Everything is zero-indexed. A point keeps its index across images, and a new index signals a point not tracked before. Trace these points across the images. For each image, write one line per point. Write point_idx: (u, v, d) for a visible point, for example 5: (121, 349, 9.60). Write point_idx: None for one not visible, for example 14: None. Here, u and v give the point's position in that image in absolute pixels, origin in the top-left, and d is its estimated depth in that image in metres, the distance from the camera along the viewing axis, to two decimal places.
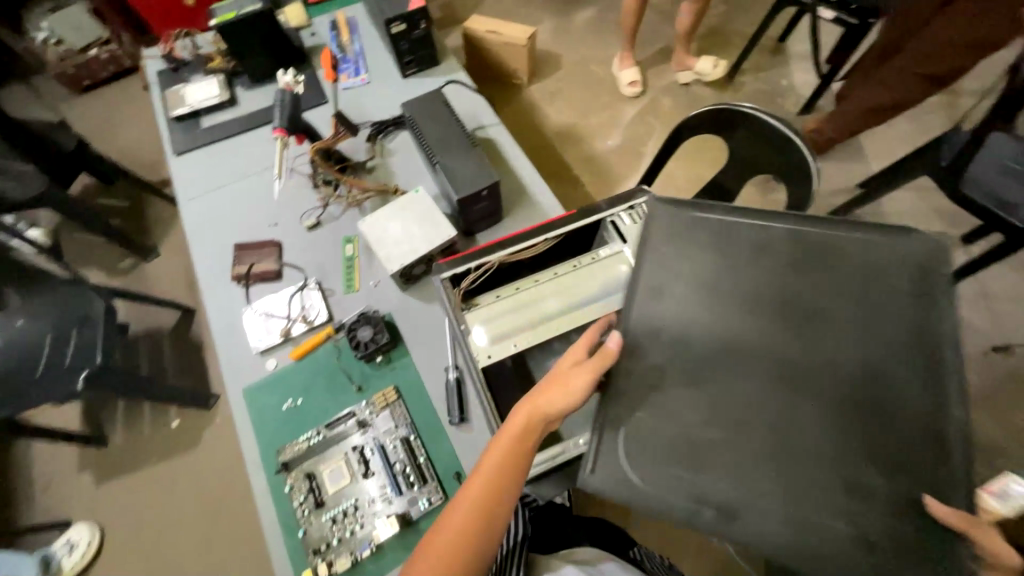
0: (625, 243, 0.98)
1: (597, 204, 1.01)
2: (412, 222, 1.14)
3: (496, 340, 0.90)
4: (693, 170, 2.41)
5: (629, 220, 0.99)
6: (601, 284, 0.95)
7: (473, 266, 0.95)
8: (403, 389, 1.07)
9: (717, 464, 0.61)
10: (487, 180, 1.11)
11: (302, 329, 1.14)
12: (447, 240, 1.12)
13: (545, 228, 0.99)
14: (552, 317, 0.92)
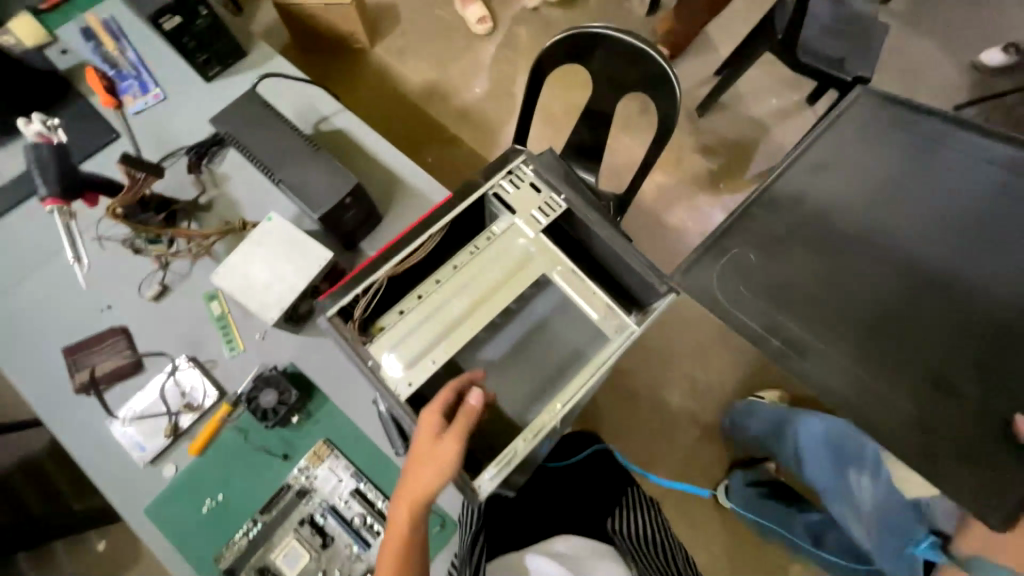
0: (515, 214, 0.90)
1: (473, 180, 0.91)
2: (276, 257, 0.97)
3: (412, 364, 0.81)
4: (567, 100, 2.37)
5: (512, 187, 0.91)
6: (503, 265, 0.88)
7: (360, 291, 0.83)
8: (336, 439, 0.96)
9: (802, 272, 0.86)
10: (346, 185, 0.96)
11: (191, 419, 0.96)
12: (326, 264, 0.98)
13: (427, 223, 0.87)
14: (464, 318, 0.84)
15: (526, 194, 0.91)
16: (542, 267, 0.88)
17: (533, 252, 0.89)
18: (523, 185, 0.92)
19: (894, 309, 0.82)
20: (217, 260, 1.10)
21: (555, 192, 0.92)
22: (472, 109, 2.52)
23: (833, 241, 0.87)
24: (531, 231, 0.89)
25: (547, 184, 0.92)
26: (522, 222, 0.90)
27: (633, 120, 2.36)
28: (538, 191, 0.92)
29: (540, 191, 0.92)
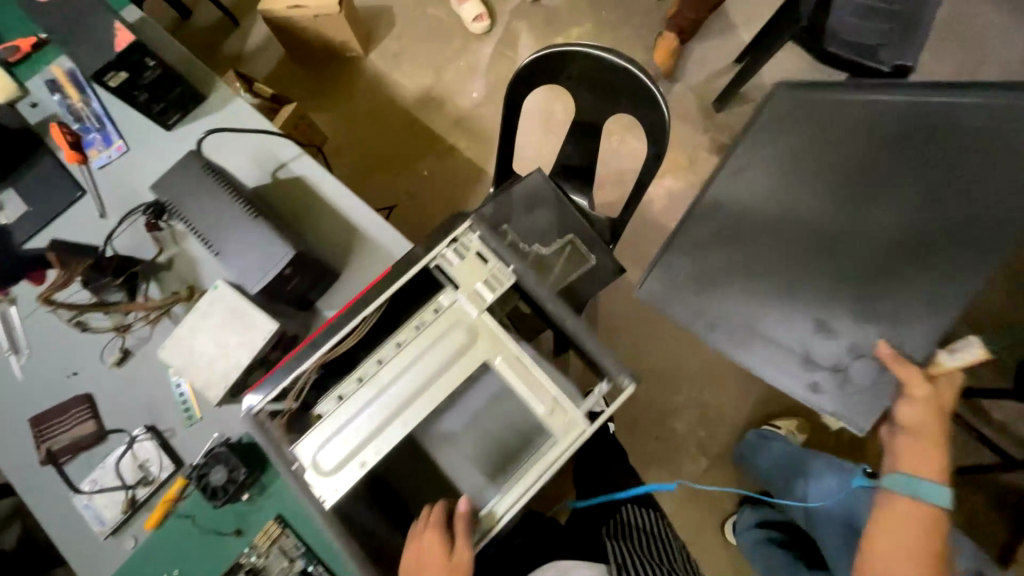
0: (458, 289, 0.82)
1: (413, 251, 0.83)
2: (221, 330, 0.93)
3: (340, 464, 0.75)
4: (567, 103, 2.21)
5: (456, 258, 0.82)
6: (443, 349, 0.79)
7: (289, 384, 0.79)
8: (287, 517, 0.93)
9: (719, 280, 1.18)
10: (285, 257, 0.91)
11: (148, 491, 0.96)
12: (272, 336, 0.93)
13: (361, 304, 0.81)
14: (398, 411, 0.77)
15: (471, 266, 0.82)
16: (484, 352, 0.78)
17: (477, 334, 0.79)
18: (468, 255, 0.83)
19: (814, 253, 1.12)
20: (175, 319, 1.07)
21: (503, 263, 0.82)
22: (468, 115, 2.38)
23: (739, 246, 1.17)
24: (475, 309, 0.80)
25: (495, 253, 0.82)
26: (466, 298, 0.81)
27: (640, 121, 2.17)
28: (485, 262, 0.83)
29: (487, 262, 0.82)
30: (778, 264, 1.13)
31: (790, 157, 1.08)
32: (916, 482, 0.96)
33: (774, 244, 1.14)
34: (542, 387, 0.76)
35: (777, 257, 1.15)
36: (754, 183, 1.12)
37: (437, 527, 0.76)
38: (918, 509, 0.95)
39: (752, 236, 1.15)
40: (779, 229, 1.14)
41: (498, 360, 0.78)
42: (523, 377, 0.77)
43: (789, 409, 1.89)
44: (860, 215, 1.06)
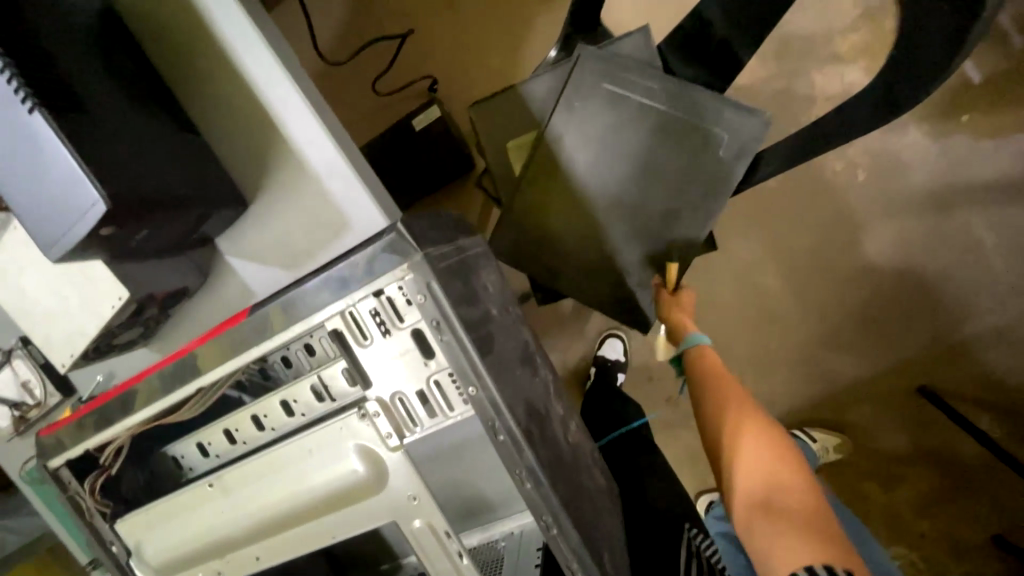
0: (371, 381, 0.47)
1: (303, 288, 0.47)
2: (58, 277, 0.62)
3: (169, 571, 0.54)
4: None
5: (378, 332, 0.46)
6: (326, 480, 0.48)
7: (122, 429, 0.56)
8: None
9: (555, 242, 1.06)
10: (87, 206, 0.50)
11: (38, 411, 0.79)
12: (127, 305, 0.61)
13: (217, 354, 0.52)
14: (249, 540, 0.50)
15: (399, 347, 0.46)
16: (390, 512, 0.46)
17: (386, 479, 0.46)
18: (400, 328, 0.46)
19: (621, 218, 1.03)
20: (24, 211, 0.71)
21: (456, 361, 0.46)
22: None
23: (566, 206, 1.04)
24: (385, 437, 0.46)
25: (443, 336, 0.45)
26: (376, 406, 0.47)
27: None
28: (425, 347, 0.46)
29: (430, 352, 0.46)
30: (587, 231, 1.04)
31: (608, 115, 1.00)
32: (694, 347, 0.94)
33: (602, 206, 1.03)
34: None
35: (596, 221, 1.04)
36: (575, 137, 1.01)
37: None
38: (707, 362, 0.92)
39: (577, 196, 1.03)
40: (597, 186, 1.02)
41: (411, 529, 0.46)
42: (442, 565, 0.47)
43: (834, 422, 1.51)
44: (644, 188, 1.01)
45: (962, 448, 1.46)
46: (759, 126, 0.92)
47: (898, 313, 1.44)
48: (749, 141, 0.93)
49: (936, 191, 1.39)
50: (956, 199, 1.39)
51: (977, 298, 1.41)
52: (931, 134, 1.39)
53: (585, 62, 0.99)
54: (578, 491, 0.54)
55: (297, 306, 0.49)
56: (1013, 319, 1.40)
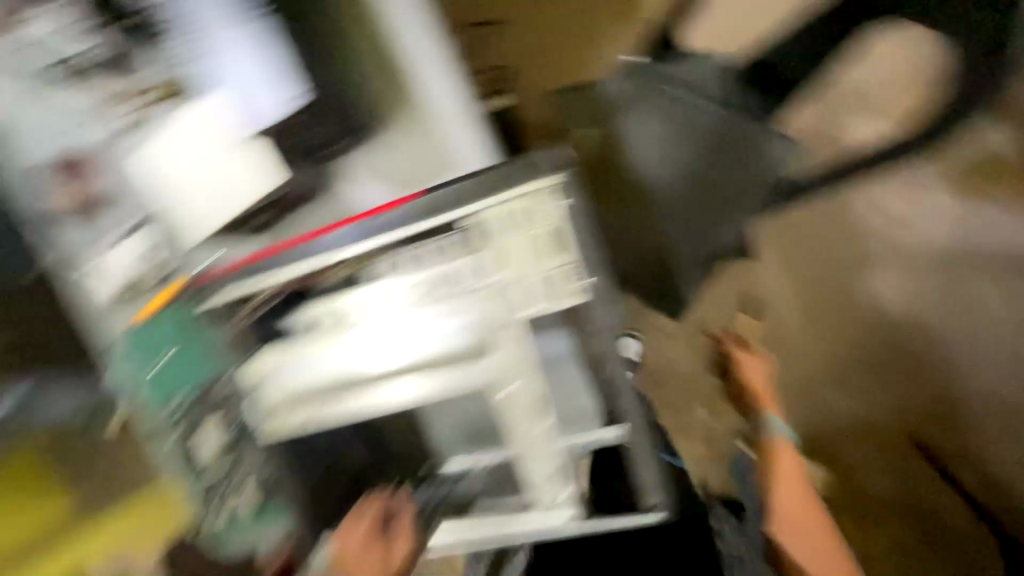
0: (499, 269, 0.68)
1: (452, 194, 0.65)
2: (213, 162, 0.75)
3: (315, 392, 0.71)
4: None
5: (509, 222, 0.66)
6: (459, 324, 0.71)
7: (273, 282, 0.73)
8: (184, 360, 0.76)
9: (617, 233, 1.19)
10: (298, 93, 0.76)
11: (112, 281, 0.84)
12: (282, 183, 0.79)
13: (362, 235, 0.68)
14: (391, 363, 0.75)
15: (521, 246, 0.66)
16: (503, 356, 0.73)
17: (501, 330, 0.71)
18: (527, 232, 0.66)
19: (673, 212, 1.15)
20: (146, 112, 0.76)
21: (563, 258, 0.67)
22: None
23: (627, 201, 1.18)
24: (514, 297, 0.65)
25: (555, 237, 0.66)
26: (500, 283, 0.68)
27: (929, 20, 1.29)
28: (541, 248, 0.67)
29: (549, 253, 0.67)
30: (644, 223, 1.17)
31: (666, 122, 1.13)
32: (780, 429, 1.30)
33: (659, 200, 1.15)
34: (563, 419, 0.66)
35: (654, 213, 1.16)
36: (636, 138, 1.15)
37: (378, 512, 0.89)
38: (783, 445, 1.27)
39: (637, 190, 1.17)
40: (654, 181, 1.15)
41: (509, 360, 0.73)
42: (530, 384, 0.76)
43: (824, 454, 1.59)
44: (692, 190, 1.14)
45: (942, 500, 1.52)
46: (784, 147, 1.13)
47: (896, 361, 1.53)
48: (776, 160, 1.14)
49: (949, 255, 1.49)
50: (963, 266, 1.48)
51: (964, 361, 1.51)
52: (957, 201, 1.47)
53: (641, 78, 1.15)
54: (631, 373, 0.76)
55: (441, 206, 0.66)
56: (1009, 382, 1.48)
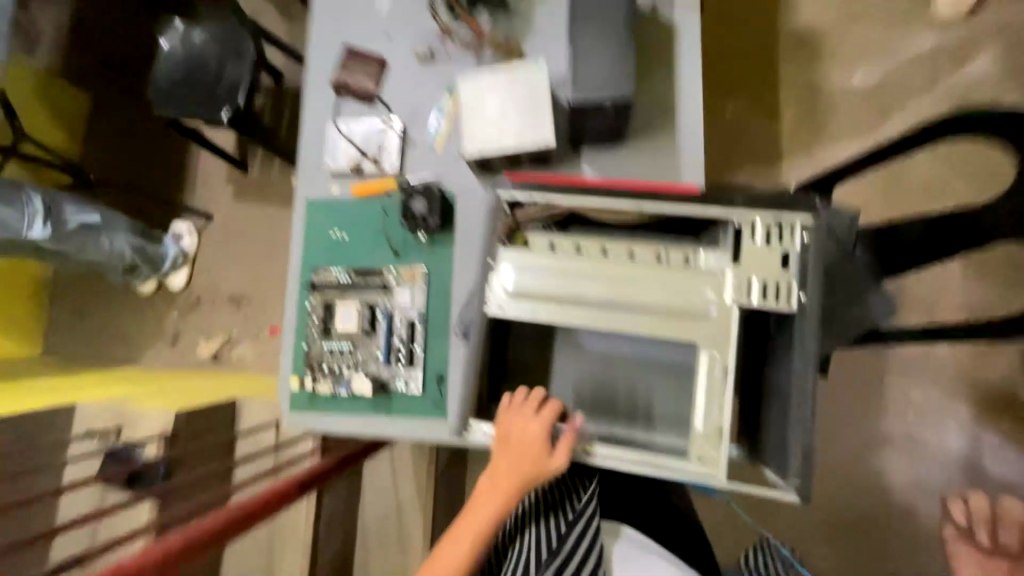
0: (733, 265, 0.73)
1: (731, 195, 0.74)
2: (513, 103, 0.92)
3: (518, 294, 0.79)
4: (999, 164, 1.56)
5: (761, 237, 0.73)
6: (674, 301, 0.74)
7: (538, 199, 0.81)
8: (433, 282, 1.04)
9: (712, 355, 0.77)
10: (618, 93, 0.81)
11: (372, 168, 1.09)
12: (543, 147, 0.91)
13: (634, 194, 0.77)
14: (593, 304, 0.77)
15: (772, 257, 0.72)
16: (704, 337, 0.73)
17: (709, 318, 0.73)
18: (777, 246, 0.72)
19: None
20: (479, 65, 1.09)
21: (800, 284, 0.71)
22: (827, 94, 1.92)
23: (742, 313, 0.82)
24: (731, 296, 0.73)
25: (804, 268, 0.71)
26: (730, 279, 0.73)
27: (996, 260, 1.60)
28: (784, 267, 0.72)
29: (786, 269, 0.72)
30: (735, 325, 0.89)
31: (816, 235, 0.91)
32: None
33: None
34: (721, 413, 0.71)
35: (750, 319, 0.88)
36: None
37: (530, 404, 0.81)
38: None
39: None
40: None
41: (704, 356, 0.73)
42: (710, 389, 0.72)
43: None
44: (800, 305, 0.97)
45: None
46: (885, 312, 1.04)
47: (896, 533, 1.51)
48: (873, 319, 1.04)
49: (985, 464, 1.51)
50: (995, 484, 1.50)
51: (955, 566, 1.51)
52: (1007, 427, 1.51)
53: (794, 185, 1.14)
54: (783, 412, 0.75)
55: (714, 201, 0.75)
56: None
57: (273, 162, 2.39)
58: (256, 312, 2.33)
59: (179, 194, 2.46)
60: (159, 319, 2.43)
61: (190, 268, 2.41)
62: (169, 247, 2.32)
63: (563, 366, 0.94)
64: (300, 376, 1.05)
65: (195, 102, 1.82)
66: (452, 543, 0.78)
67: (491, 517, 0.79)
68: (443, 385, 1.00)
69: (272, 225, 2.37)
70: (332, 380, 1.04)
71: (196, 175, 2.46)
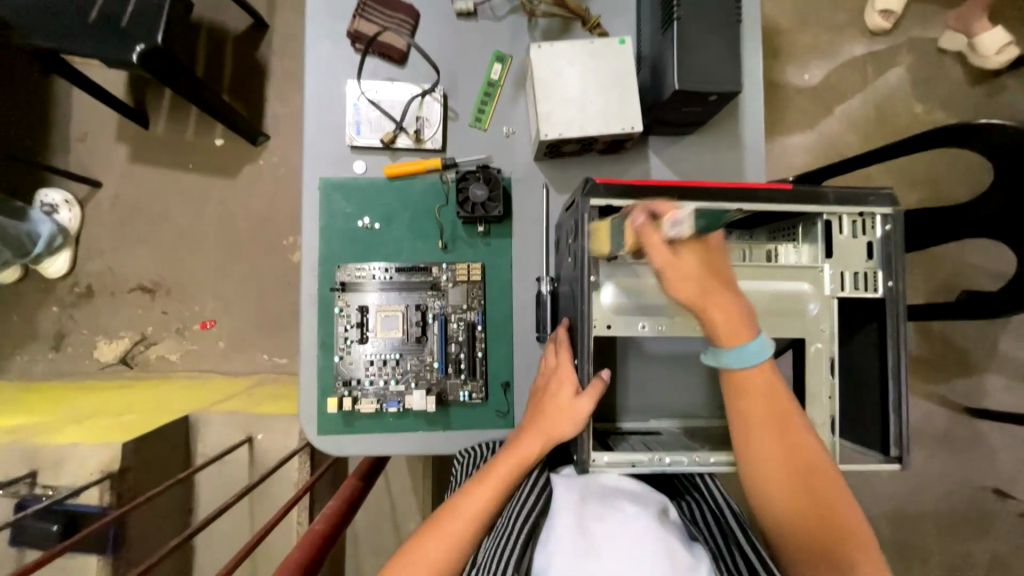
0: (826, 259, 0.74)
1: (821, 191, 0.73)
2: (595, 82, 0.83)
3: (622, 310, 0.72)
4: (966, 166, 1.76)
5: (848, 230, 0.74)
6: (776, 297, 0.73)
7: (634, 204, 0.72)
8: (492, 277, 0.92)
9: None
10: (725, 85, 0.76)
11: (409, 143, 0.91)
12: (628, 133, 0.83)
13: (733, 194, 0.72)
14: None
15: (857, 249, 0.74)
16: (810, 332, 0.73)
17: (812, 312, 0.73)
18: (860, 237, 0.74)
19: None
20: (531, 29, 0.95)
21: (883, 272, 0.73)
22: (782, 89, 2.00)
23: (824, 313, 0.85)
24: (829, 289, 0.73)
25: (886, 257, 0.72)
26: (827, 273, 0.73)
27: None
28: (867, 257, 0.74)
29: (869, 259, 0.73)
30: None
31: None
32: (733, 352, 0.66)
33: None
34: (825, 406, 0.73)
35: None
36: None
37: (569, 381, 0.75)
38: None
39: None
40: None
41: (812, 348, 0.73)
42: (817, 380, 0.74)
43: None
44: None
45: None
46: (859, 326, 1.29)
47: None
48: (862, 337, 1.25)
49: None
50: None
51: (866, 491, 1.82)
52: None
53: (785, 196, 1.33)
54: (863, 397, 0.77)
55: (809, 198, 0.73)
56: (893, 528, 1.82)
57: (185, 118, 1.89)
58: (179, 304, 1.89)
59: (40, 150, 1.85)
60: (30, 318, 1.86)
61: (74, 251, 1.87)
62: (41, 224, 1.73)
63: (635, 381, 0.92)
64: (335, 395, 0.89)
65: (85, 32, 1.36)
66: (477, 486, 0.74)
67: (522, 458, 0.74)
68: (509, 392, 0.92)
69: (190, 197, 1.90)
70: (375, 398, 0.89)
71: (66, 127, 1.86)
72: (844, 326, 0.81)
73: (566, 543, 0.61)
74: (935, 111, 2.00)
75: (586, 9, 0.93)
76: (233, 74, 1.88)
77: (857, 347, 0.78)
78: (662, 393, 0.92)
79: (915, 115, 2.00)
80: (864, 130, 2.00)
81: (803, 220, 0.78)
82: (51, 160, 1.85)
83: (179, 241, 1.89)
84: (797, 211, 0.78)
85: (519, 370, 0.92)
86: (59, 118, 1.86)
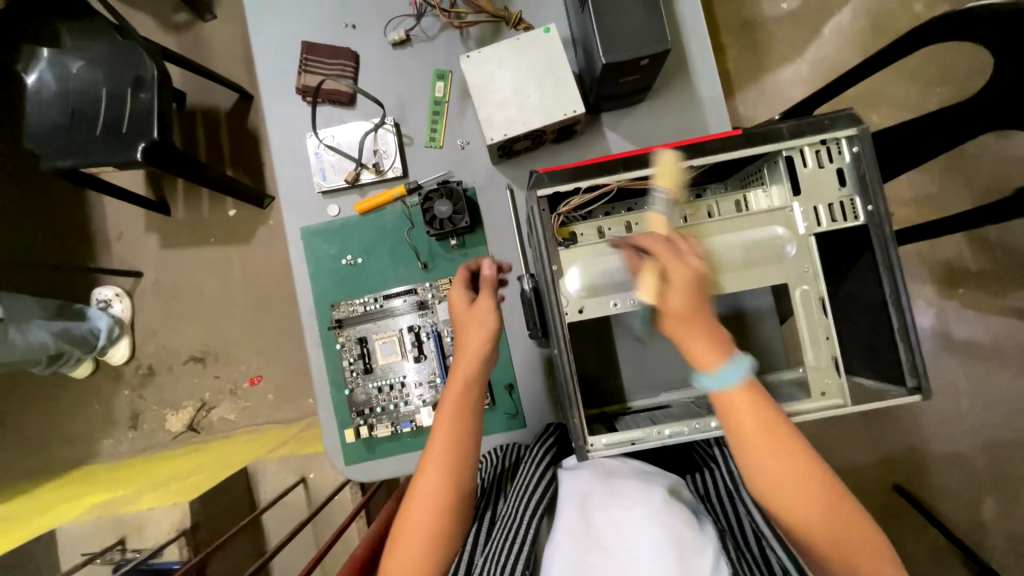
0: (796, 198, 0.70)
1: (775, 128, 0.69)
2: (529, 76, 0.84)
3: (590, 292, 0.71)
4: (983, 54, 1.59)
5: (813, 161, 0.70)
6: (747, 245, 0.70)
7: (582, 186, 0.70)
8: None
9: None
10: (654, 46, 0.75)
11: (372, 177, 0.96)
12: (572, 117, 0.84)
13: (681, 152, 0.70)
14: None
15: (827, 179, 0.69)
16: (792, 275, 0.70)
17: (790, 255, 0.70)
18: (828, 166, 0.70)
19: None
20: (464, 40, 0.97)
21: (860, 197, 0.68)
22: (760, 25, 1.90)
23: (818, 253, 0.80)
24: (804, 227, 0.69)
25: (860, 180, 0.68)
26: (798, 211, 0.70)
27: None
28: (839, 185, 0.69)
29: (843, 186, 0.69)
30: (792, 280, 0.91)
31: None
32: (711, 380, 0.64)
33: None
34: (825, 345, 0.69)
35: None
36: None
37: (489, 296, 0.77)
38: None
39: None
40: None
41: (799, 292, 0.70)
42: (811, 323, 0.70)
43: None
44: None
45: (920, 557, 1.63)
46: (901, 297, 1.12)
47: (895, 409, 1.67)
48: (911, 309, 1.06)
49: (951, 330, 1.68)
50: (960, 345, 1.67)
51: (946, 427, 1.66)
52: (963, 295, 1.67)
53: None
54: (871, 331, 0.72)
55: (763, 140, 0.70)
56: (988, 463, 1.64)
57: (199, 197, 2.06)
58: (227, 367, 2.05)
59: (87, 255, 2.08)
60: (108, 404, 2.09)
61: (131, 337, 2.07)
62: (99, 319, 1.95)
63: (633, 359, 0.91)
64: (352, 426, 0.94)
65: (95, 144, 1.52)
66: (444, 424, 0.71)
67: (464, 377, 0.72)
68: (514, 393, 0.96)
69: (217, 267, 2.06)
70: (389, 421, 0.94)
71: (105, 230, 2.08)
72: (839, 261, 0.76)
73: (566, 539, 0.62)
74: (936, 4, 1.83)
75: (511, 8, 0.94)
76: (231, 148, 2.03)
77: (854, 281, 0.73)
78: (665, 366, 0.90)
79: (915, 14, 1.83)
80: (861, 45, 1.86)
81: (766, 162, 0.74)
82: (97, 261, 2.08)
83: (215, 309, 2.06)
84: (758, 153, 0.75)
85: (520, 371, 0.96)
86: (97, 223, 2.09)
